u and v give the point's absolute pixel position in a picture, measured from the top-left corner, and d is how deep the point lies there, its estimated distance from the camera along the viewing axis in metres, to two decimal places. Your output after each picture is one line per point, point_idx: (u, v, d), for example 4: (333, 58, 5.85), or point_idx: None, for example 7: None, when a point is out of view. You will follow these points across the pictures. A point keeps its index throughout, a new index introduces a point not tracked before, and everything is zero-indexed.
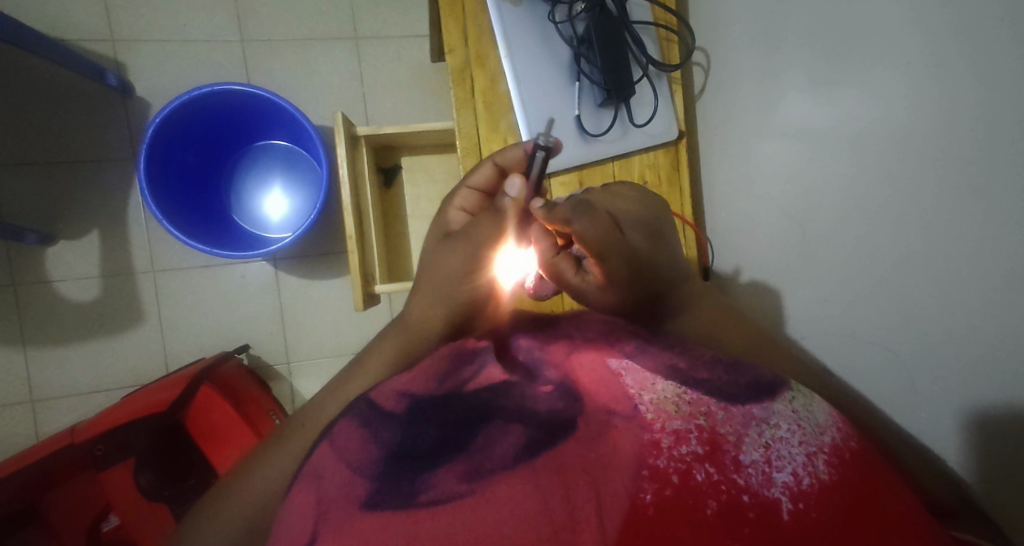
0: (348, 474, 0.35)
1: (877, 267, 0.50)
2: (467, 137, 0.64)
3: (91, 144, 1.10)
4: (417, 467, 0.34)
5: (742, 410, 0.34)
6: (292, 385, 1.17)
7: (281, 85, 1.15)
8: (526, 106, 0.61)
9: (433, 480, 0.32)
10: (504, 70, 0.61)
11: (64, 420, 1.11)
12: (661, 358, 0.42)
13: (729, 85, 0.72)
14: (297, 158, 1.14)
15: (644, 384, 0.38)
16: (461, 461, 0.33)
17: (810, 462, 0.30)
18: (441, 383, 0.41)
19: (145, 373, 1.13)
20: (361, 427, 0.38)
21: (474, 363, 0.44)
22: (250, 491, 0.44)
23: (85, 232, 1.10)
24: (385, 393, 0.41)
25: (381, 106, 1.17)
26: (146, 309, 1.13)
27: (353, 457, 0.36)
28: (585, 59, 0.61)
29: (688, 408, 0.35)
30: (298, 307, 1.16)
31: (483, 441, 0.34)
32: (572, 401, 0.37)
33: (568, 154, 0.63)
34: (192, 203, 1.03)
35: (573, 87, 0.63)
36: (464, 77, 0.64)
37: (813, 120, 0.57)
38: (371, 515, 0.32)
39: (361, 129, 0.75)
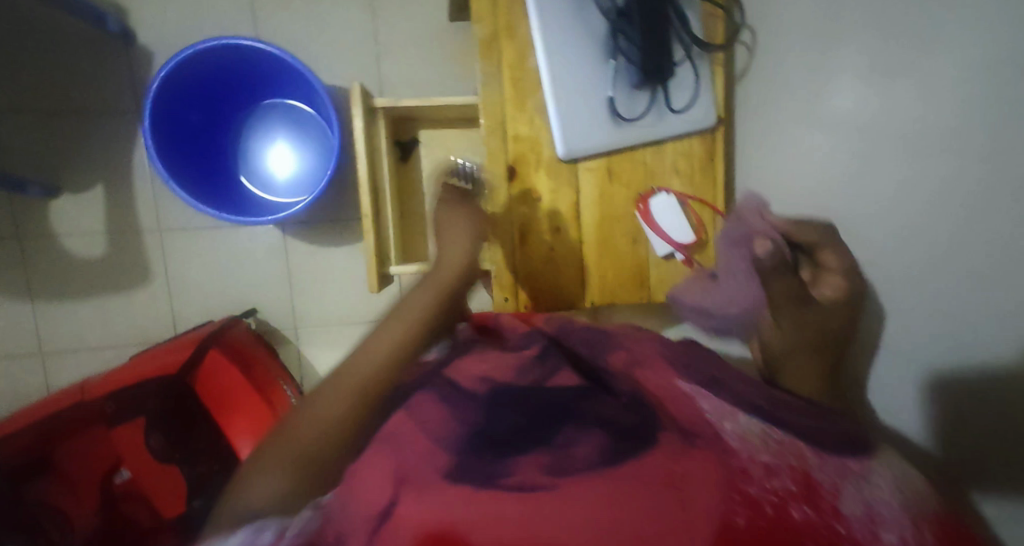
0: (430, 443, 0.35)
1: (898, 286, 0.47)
2: (491, 114, 0.58)
3: (93, 92, 1.06)
4: (501, 452, 0.34)
5: (838, 461, 0.32)
6: (298, 350, 1.17)
7: (291, 40, 1.09)
8: (556, 84, 0.55)
9: (516, 466, 0.33)
10: (534, 43, 0.55)
11: (73, 373, 1.12)
12: (735, 392, 0.40)
13: (775, 68, 0.67)
14: (305, 117, 1.08)
15: (726, 414, 0.37)
16: (545, 454, 0.34)
17: (919, 531, 0.27)
18: (521, 376, 0.44)
19: (152, 331, 1.13)
20: (441, 402, 0.40)
21: (547, 363, 0.46)
22: (300, 425, 0.35)
23: (88, 186, 1.08)
24: (466, 375, 0.44)
25: (396, 67, 1.12)
26: (152, 267, 1.12)
27: (436, 428, 0.37)
28: (622, 35, 0.55)
29: (778, 446, 0.33)
30: (306, 273, 1.15)
31: (565, 440, 0.35)
32: (647, 420, 0.36)
33: (595, 137, 0.57)
34: (196, 161, 0.99)
35: (607, 66, 0.56)
36: (492, 48, 0.57)
37: (855, 116, 0.51)
38: (455, 486, 0.31)
39: (379, 101, 0.69)
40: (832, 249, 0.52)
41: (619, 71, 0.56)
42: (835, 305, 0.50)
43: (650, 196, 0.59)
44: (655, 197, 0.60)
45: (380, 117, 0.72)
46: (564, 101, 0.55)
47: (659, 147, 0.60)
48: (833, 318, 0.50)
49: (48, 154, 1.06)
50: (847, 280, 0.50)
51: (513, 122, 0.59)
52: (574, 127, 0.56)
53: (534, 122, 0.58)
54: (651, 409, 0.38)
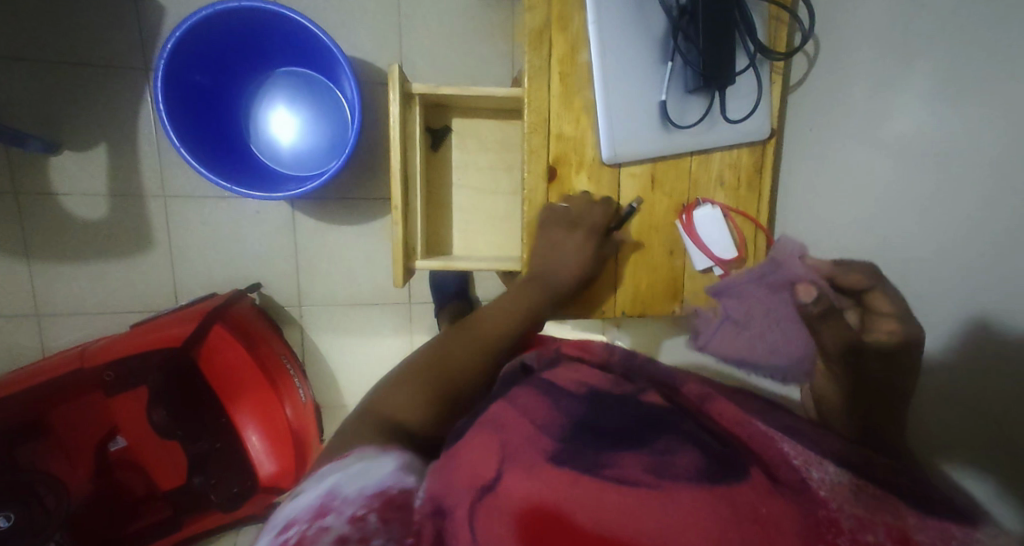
0: (533, 429, 0.36)
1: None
2: (536, 110, 0.55)
3: (99, 46, 1.00)
4: (601, 447, 0.34)
5: (941, 525, 0.27)
6: (302, 329, 1.15)
7: (311, 5, 1.04)
8: (608, 83, 0.52)
9: (616, 461, 0.33)
10: (591, 38, 0.51)
11: (70, 338, 1.09)
12: (819, 439, 0.37)
13: (830, 78, 0.64)
14: (322, 89, 1.03)
15: (811, 458, 0.34)
16: (645, 455, 0.34)
17: None
18: (618, 385, 0.44)
19: (153, 299, 1.10)
20: (541, 394, 0.41)
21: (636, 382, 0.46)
22: (384, 406, 0.40)
23: (91, 145, 1.03)
24: (566, 378, 0.44)
25: (419, 42, 1.07)
26: (155, 234, 1.08)
27: (540, 418, 0.37)
28: (681, 35, 0.51)
29: (869, 498, 0.30)
30: (314, 251, 1.12)
31: (666, 448, 0.34)
32: (732, 454, 0.34)
33: (643, 141, 0.54)
34: (207, 128, 0.95)
35: (663, 68, 0.53)
36: (542, 40, 0.53)
37: (924, 139, 0.49)
38: (559, 469, 0.32)
39: (415, 86, 0.66)
40: (860, 279, 0.50)
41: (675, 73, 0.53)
42: (883, 345, 0.47)
43: (694, 208, 0.58)
44: (699, 209, 0.58)
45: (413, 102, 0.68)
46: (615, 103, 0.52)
47: (707, 156, 0.57)
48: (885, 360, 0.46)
49: (50, 108, 1.01)
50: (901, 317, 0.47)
51: (558, 120, 0.55)
52: (623, 131, 0.53)
53: (580, 121, 0.55)
54: (738, 449, 0.35)
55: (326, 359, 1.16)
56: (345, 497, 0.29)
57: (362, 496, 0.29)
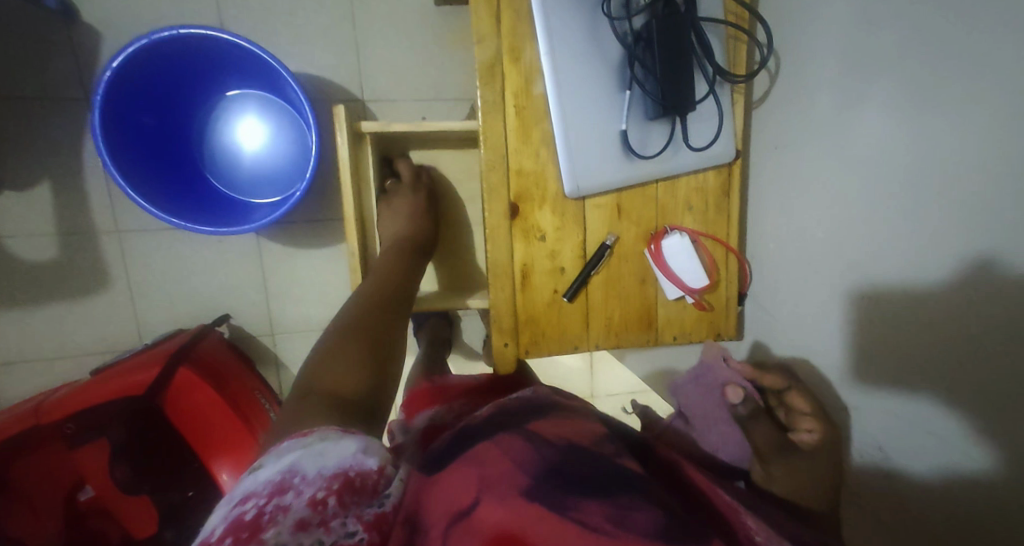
0: (512, 467, 0.36)
1: (932, 355, 0.44)
2: (493, 147, 0.53)
3: (32, 78, 0.94)
4: (574, 489, 0.33)
5: None
6: (276, 357, 1.11)
7: (258, 23, 0.99)
8: (566, 118, 0.50)
9: (581, 505, 0.32)
10: (544, 71, 0.49)
11: (30, 386, 1.04)
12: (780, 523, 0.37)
13: (794, 90, 0.62)
14: (277, 108, 0.98)
15: (771, 534, 0.33)
16: (607, 504, 0.32)
17: None
18: (599, 445, 0.40)
19: (115, 340, 1.05)
20: (526, 441, 0.39)
21: (617, 444, 0.41)
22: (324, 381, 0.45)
23: (33, 184, 0.97)
24: (546, 431, 0.41)
25: (376, 55, 1.03)
26: (112, 272, 1.03)
27: (519, 458, 0.37)
28: (638, 62, 0.49)
29: None
30: (282, 277, 1.08)
31: (627, 503, 0.33)
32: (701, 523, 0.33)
33: (607, 173, 0.52)
34: (155, 161, 0.89)
35: (622, 96, 0.51)
36: (494, 73, 0.51)
37: (892, 161, 0.48)
38: (528, 505, 0.32)
39: (363, 124, 0.66)
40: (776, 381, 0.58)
41: (634, 102, 0.51)
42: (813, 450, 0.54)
43: (662, 237, 0.56)
44: (668, 237, 0.56)
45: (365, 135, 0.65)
46: (574, 136, 0.50)
47: (673, 182, 0.56)
48: (819, 465, 0.53)
49: None
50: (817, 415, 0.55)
51: (516, 155, 0.53)
52: (585, 165, 0.51)
53: (540, 155, 0.53)
54: (712, 519, 0.34)
55: None
56: (305, 475, 0.32)
57: (321, 477, 0.32)
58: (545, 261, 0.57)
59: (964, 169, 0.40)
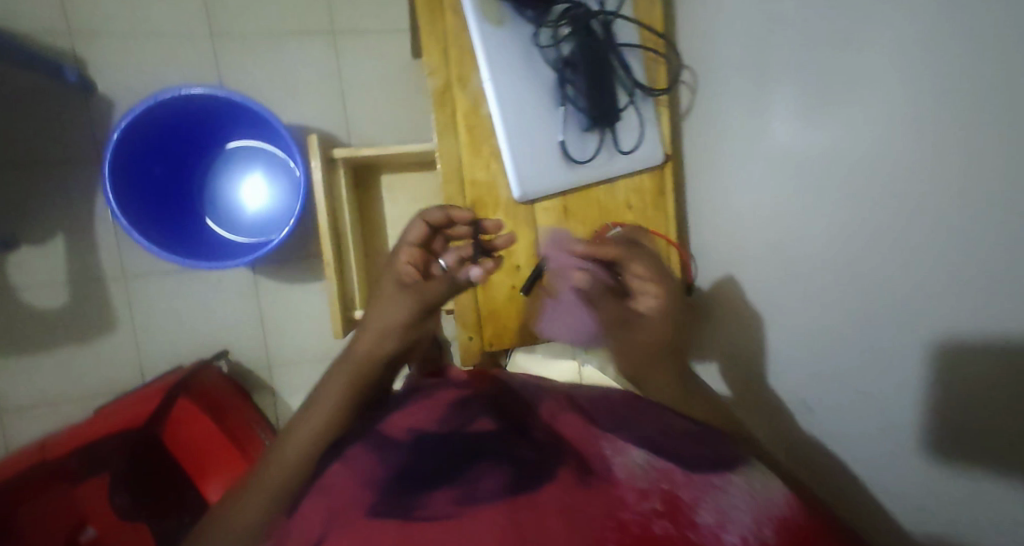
0: (360, 485, 0.39)
1: (846, 317, 0.49)
2: (448, 162, 0.60)
3: (52, 142, 1.05)
4: (416, 489, 0.38)
5: (704, 478, 0.36)
6: (272, 391, 1.15)
7: (255, 83, 1.11)
8: (509, 133, 0.57)
9: (428, 500, 0.36)
10: (486, 92, 0.57)
11: (36, 430, 1.08)
12: (637, 427, 0.44)
13: (718, 101, 0.70)
14: (270, 157, 1.08)
15: (620, 447, 0.41)
16: (452, 488, 0.37)
17: (757, 529, 0.32)
18: (444, 423, 0.46)
19: (119, 380, 1.10)
20: (373, 450, 0.43)
21: (470, 411, 0.48)
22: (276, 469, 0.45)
23: (48, 237, 1.06)
24: (396, 427, 0.46)
25: (361, 105, 1.14)
26: (117, 315, 1.09)
27: (367, 471, 0.40)
28: (568, 83, 0.57)
29: (657, 472, 0.37)
30: (278, 312, 1.14)
31: (473, 476, 0.38)
32: (547, 455, 0.41)
33: (549, 179, 0.59)
34: (158, 208, 0.98)
35: (557, 111, 0.59)
36: (445, 100, 0.59)
37: (798, 152, 0.55)
38: (375, 520, 0.35)
39: (336, 150, 0.70)
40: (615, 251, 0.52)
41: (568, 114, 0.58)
42: (655, 317, 0.49)
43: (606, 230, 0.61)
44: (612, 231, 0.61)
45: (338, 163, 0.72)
46: (518, 145, 0.57)
47: (611, 187, 0.63)
48: (652, 329, 0.49)
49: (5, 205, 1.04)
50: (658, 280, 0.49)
51: (469, 167, 0.60)
52: (529, 169, 0.58)
53: (490, 166, 0.60)
54: (553, 449, 0.42)
55: None
56: None
57: None
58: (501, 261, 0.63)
59: (849, 151, 0.47)
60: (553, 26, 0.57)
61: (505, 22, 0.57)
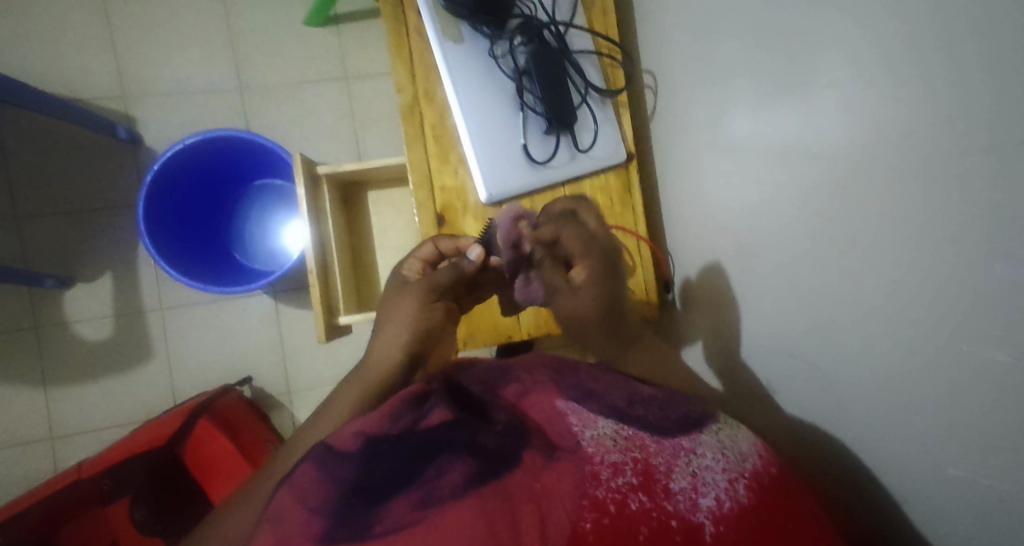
0: (305, 514, 0.35)
1: (819, 291, 0.48)
2: (418, 170, 0.64)
3: (104, 191, 1.18)
4: (371, 502, 0.35)
5: (672, 442, 0.37)
6: (292, 414, 1.20)
7: (278, 128, 1.21)
8: (473, 138, 0.61)
9: (385, 512, 0.34)
10: (450, 104, 0.62)
11: (80, 455, 1.16)
12: (603, 397, 0.43)
13: (683, 103, 0.72)
14: (289, 194, 1.19)
15: (587, 421, 0.40)
16: (413, 490, 0.34)
17: (731, 486, 0.33)
18: (394, 423, 0.43)
19: (154, 406, 1.18)
20: (316, 467, 0.39)
21: (425, 404, 0.46)
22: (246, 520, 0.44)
23: (99, 274, 1.18)
24: (341, 435, 0.42)
25: (372, 141, 1.22)
26: (155, 345, 1.18)
27: (309, 498, 0.37)
28: (527, 89, 0.61)
29: (625, 442, 0.37)
30: (297, 337, 1.20)
31: (435, 471, 0.35)
32: (517, 437, 0.39)
33: (515, 180, 0.62)
34: (187, 243, 1.07)
35: (518, 117, 0.62)
36: (413, 113, 0.64)
37: (760, 135, 0.55)
38: None
39: (321, 168, 0.76)
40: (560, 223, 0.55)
41: (528, 120, 0.62)
42: (589, 291, 0.51)
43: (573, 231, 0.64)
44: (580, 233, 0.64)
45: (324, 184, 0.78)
46: (480, 150, 0.61)
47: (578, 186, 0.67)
48: (584, 302, 0.51)
49: (62, 250, 1.17)
50: (589, 260, 0.52)
51: (439, 175, 0.64)
52: (493, 172, 0.62)
53: (459, 172, 0.64)
54: (522, 434, 0.40)
55: None
56: None
57: None
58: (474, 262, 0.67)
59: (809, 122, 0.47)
60: (508, 38, 0.61)
61: (464, 38, 0.62)
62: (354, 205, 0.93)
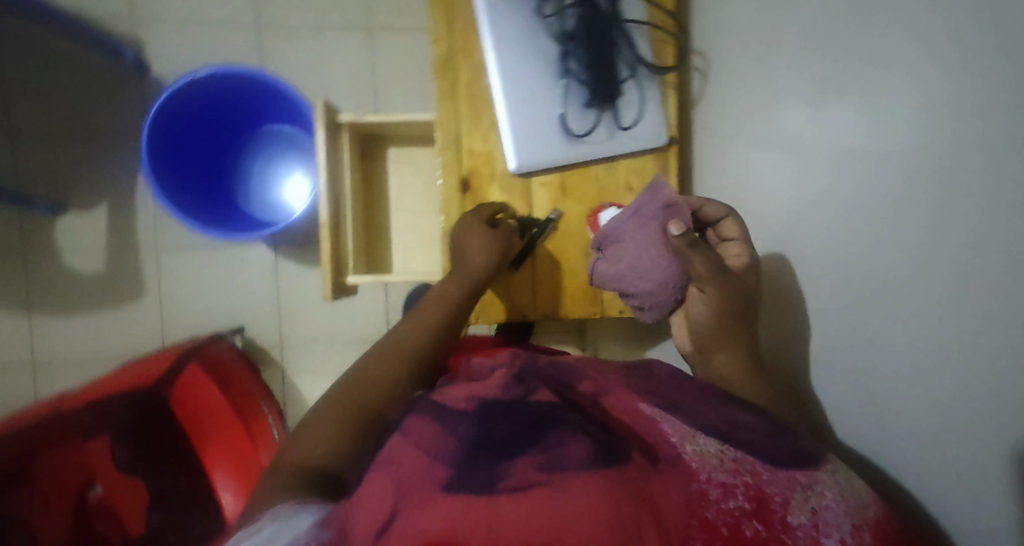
0: (428, 459, 0.37)
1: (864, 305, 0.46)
2: (447, 129, 0.61)
3: (105, 117, 1.13)
4: (493, 457, 0.36)
5: (786, 474, 0.35)
6: (282, 370, 1.17)
7: (293, 73, 1.16)
8: (509, 101, 0.58)
9: (510, 469, 0.35)
10: (488, 62, 0.59)
11: (62, 387, 1.14)
12: (694, 413, 0.43)
13: (731, 90, 0.69)
14: (302, 143, 1.14)
15: (686, 434, 0.39)
16: (537, 454, 0.36)
17: (856, 532, 0.31)
18: (503, 393, 0.46)
19: (142, 346, 1.15)
20: (433, 421, 0.41)
21: (526, 384, 0.49)
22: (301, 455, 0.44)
23: (94, 204, 1.13)
24: (453, 397, 0.45)
25: (390, 98, 1.17)
26: (147, 283, 1.15)
27: (432, 447, 0.38)
28: (571, 56, 0.59)
29: (731, 463, 0.36)
30: (294, 292, 1.17)
31: (555, 442, 0.37)
32: (614, 441, 0.39)
33: (550, 152, 0.60)
34: (190, 181, 1.03)
35: (558, 84, 0.59)
36: (447, 69, 0.61)
37: (807, 135, 0.53)
38: (451, 497, 0.33)
39: (342, 116, 0.72)
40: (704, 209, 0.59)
41: (568, 89, 0.60)
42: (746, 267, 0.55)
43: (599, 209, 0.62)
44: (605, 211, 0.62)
45: (345, 134, 0.75)
46: (514, 117, 0.59)
47: (613, 164, 0.64)
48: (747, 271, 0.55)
49: (58, 174, 1.12)
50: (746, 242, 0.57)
51: (468, 137, 0.62)
52: (525, 142, 0.60)
53: (489, 137, 0.62)
54: (619, 428, 0.42)
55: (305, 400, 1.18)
56: None
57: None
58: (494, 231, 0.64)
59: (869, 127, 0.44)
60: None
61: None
62: (372, 161, 0.90)
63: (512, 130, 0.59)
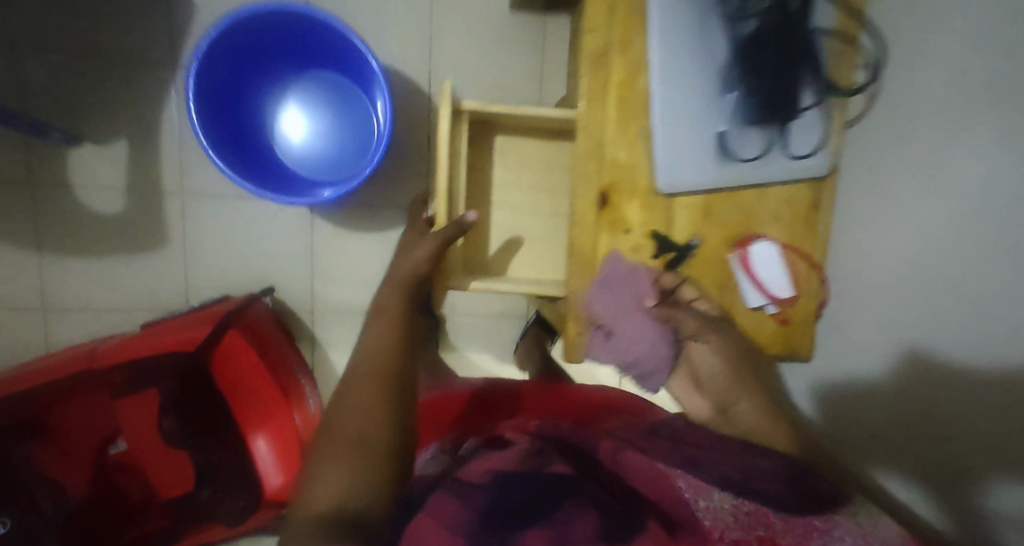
0: (447, 530, 0.40)
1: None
2: (593, 133, 0.64)
3: (127, 38, 0.99)
4: (506, 527, 0.39)
5: (803, 521, 0.38)
6: (313, 334, 1.11)
7: (344, 8, 1.02)
8: (666, 120, 0.62)
9: (523, 536, 0.38)
10: (654, 79, 0.62)
11: (77, 335, 1.06)
12: (712, 467, 0.46)
13: (885, 115, 0.68)
14: (350, 91, 1.01)
15: (699, 490, 0.43)
16: (546, 527, 0.39)
17: None
18: (517, 468, 0.49)
19: (165, 299, 1.07)
20: (453, 497, 0.44)
21: (543, 458, 0.52)
22: (326, 493, 0.41)
23: (112, 138, 1.01)
24: (474, 473, 0.49)
25: (450, 51, 1.06)
26: (171, 231, 1.05)
27: (446, 517, 0.41)
28: (742, 74, 0.62)
29: (746, 519, 0.39)
30: (331, 255, 1.09)
31: (566, 514, 0.41)
32: (627, 499, 0.44)
33: (701, 168, 0.64)
34: (233, 127, 0.92)
35: (723, 100, 0.63)
36: (601, 66, 0.63)
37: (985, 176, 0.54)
38: None
39: (466, 101, 0.73)
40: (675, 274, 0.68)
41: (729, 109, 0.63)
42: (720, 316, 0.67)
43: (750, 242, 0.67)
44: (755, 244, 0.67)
45: (462, 117, 0.73)
46: (668, 139, 0.63)
47: (764, 190, 0.68)
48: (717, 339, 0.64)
49: (73, 96, 0.99)
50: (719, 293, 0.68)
51: (613, 147, 0.65)
52: (676, 162, 0.64)
53: (633, 148, 0.65)
54: (639, 499, 0.44)
55: (335, 368, 1.12)
56: None
57: None
58: (626, 248, 0.67)
59: None
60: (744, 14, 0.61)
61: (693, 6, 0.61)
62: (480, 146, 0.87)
63: (665, 146, 0.63)
